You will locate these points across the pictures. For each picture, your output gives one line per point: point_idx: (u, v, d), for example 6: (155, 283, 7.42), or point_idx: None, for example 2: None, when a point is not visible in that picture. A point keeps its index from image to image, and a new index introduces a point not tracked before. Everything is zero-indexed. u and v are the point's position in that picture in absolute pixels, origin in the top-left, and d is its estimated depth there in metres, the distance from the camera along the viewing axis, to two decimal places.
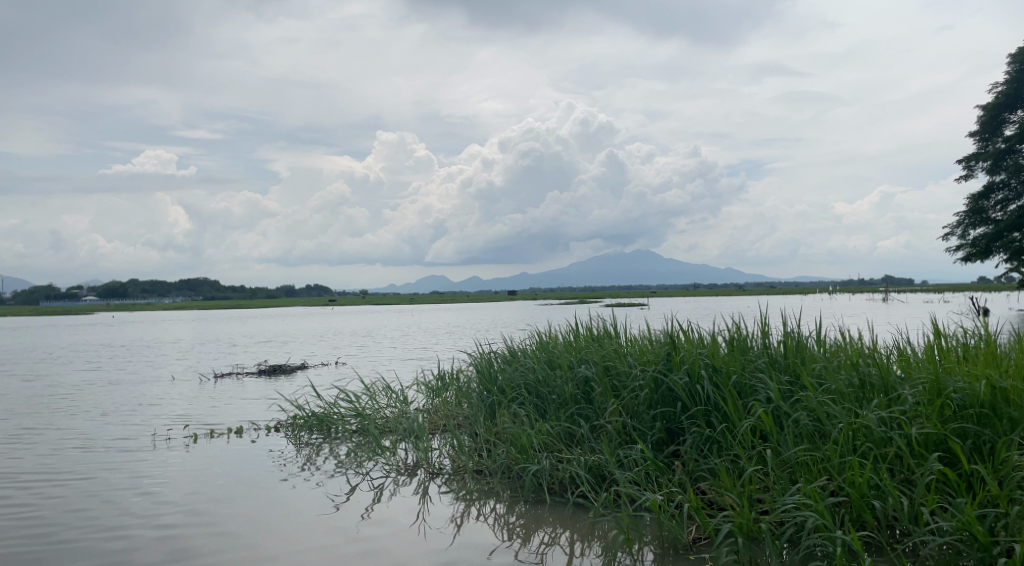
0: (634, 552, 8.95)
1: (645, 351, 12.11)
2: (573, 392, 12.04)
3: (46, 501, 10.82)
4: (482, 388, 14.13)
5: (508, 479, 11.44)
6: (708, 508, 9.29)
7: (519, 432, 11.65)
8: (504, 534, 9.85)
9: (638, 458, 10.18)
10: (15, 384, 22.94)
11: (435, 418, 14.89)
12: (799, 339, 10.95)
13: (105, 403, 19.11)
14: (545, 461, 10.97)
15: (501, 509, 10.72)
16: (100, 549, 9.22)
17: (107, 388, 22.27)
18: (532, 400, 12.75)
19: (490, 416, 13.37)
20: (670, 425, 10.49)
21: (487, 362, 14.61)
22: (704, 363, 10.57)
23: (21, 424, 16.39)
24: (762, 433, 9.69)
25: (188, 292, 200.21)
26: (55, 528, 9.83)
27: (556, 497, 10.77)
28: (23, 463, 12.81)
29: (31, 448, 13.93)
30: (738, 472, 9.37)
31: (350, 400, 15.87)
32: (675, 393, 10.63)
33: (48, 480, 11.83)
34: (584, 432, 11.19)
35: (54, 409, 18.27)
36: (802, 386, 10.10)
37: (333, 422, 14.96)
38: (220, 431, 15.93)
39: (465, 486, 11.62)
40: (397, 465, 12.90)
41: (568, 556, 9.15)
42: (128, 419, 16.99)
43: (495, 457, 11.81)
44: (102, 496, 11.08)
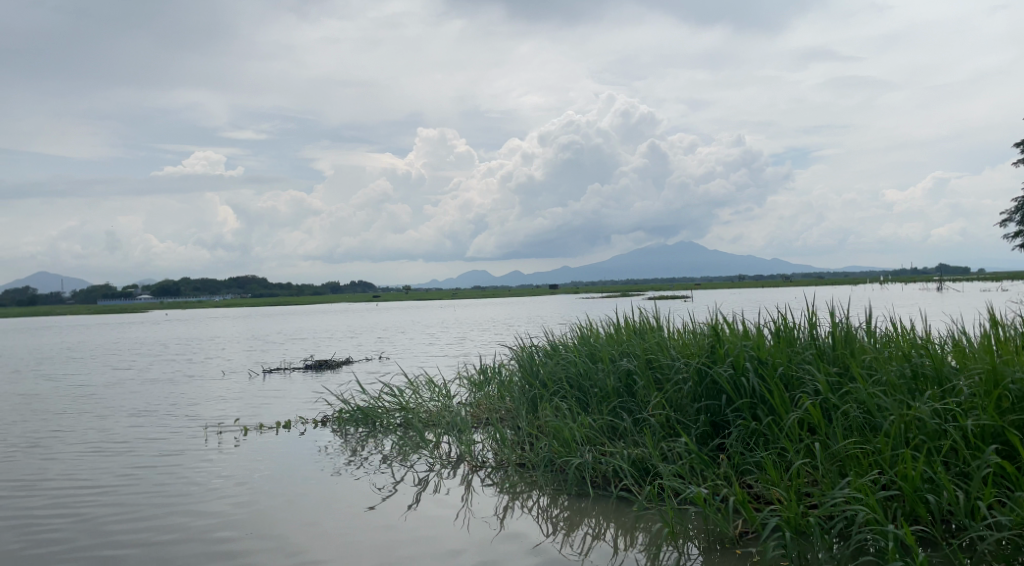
0: (679, 545, 8.86)
1: (689, 343, 11.94)
2: (615, 385, 11.95)
3: (95, 498, 11.02)
4: (525, 381, 14.11)
5: (552, 472, 11.41)
6: (755, 502, 9.17)
7: (560, 425, 11.58)
8: (548, 528, 9.83)
9: (682, 451, 10.07)
10: (70, 383, 23.60)
11: (478, 411, 14.95)
12: (847, 329, 10.68)
13: (157, 401, 19.57)
14: (587, 455, 10.91)
15: (545, 502, 10.69)
16: (146, 545, 9.33)
17: (158, 386, 22.81)
18: (574, 394, 12.69)
19: (532, 409, 13.37)
20: (714, 418, 10.36)
21: (528, 355, 14.58)
22: (749, 355, 10.33)
23: (78, 420, 16.91)
24: (811, 425, 9.49)
25: (236, 289, 203.71)
26: (103, 524, 9.98)
27: (599, 490, 10.73)
28: (78, 459, 13.18)
29: (89, 444, 14.38)
30: (785, 465, 9.20)
31: (394, 393, 16.02)
32: (719, 385, 10.46)
33: (99, 477, 12.04)
34: (627, 425, 11.12)
35: (109, 406, 18.81)
36: (851, 377, 9.86)
37: (378, 415, 15.10)
38: (269, 425, 16.27)
39: (509, 479, 11.63)
40: (441, 458, 12.98)
41: (613, 550, 9.09)
42: (179, 415, 17.43)
43: (538, 450, 11.81)
44: (149, 493, 11.25)
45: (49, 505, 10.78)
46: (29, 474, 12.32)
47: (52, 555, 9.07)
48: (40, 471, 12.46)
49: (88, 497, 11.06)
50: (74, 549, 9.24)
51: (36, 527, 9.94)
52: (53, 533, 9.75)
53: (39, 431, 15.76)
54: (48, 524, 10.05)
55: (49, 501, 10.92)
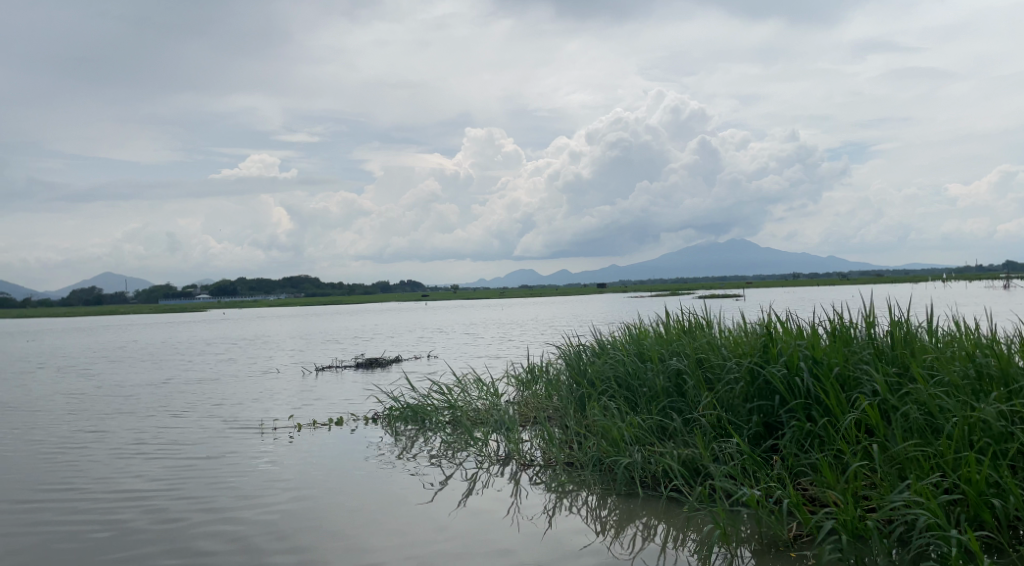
0: (731, 546, 8.73)
1: (741, 343, 11.69)
2: (664, 385, 11.78)
3: (151, 496, 11.18)
4: (573, 380, 14.02)
5: (600, 472, 11.33)
6: (810, 505, 8.98)
7: (608, 425, 11.48)
8: (597, 527, 9.75)
9: (734, 451, 9.91)
10: (131, 382, 24.30)
11: (525, 410, 14.90)
12: (907, 328, 10.34)
13: (213, 399, 20.05)
14: (636, 454, 10.81)
15: (593, 501, 10.63)
16: (201, 542, 9.42)
17: (214, 384, 23.34)
18: (622, 394, 12.57)
19: (580, 408, 13.28)
20: (767, 419, 10.16)
21: (576, 354, 14.47)
22: (804, 354, 10.05)
23: (140, 418, 17.42)
24: (868, 427, 9.24)
25: (290, 290, 207.16)
26: (159, 521, 10.10)
27: (649, 491, 10.62)
28: (139, 456, 13.60)
29: (148, 441, 14.81)
30: (842, 468, 8.97)
31: (443, 391, 16.06)
32: (772, 385, 10.24)
33: (156, 475, 12.26)
34: (677, 425, 10.97)
35: (168, 404, 19.33)
36: (911, 377, 9.56)
37: (427, 413, 15.17)
38: (322, 422, 16.54)
39: (557, 479, 11.58)
40: (489, 456, 13.00)
41: (663, 551, 8.98)
42: (235, 413, 17.82)
43: (586, 449, 11.73)
44: (205, 488, 11.51)
45: (108, 501, 10.97)
46: (90, 471, 12.61)
47: (110, 551, 9.19)
48: (101, 469, 12.75)
49: (145, 494, 11.24)
50: (132, 545, 9.36)
51: (95, 523, 10.11)
52: (112, 528, 9.90)
53: (100, 429, 16.17)
54: (105, 520, 10.20)
55: (108, 497, 11.12)
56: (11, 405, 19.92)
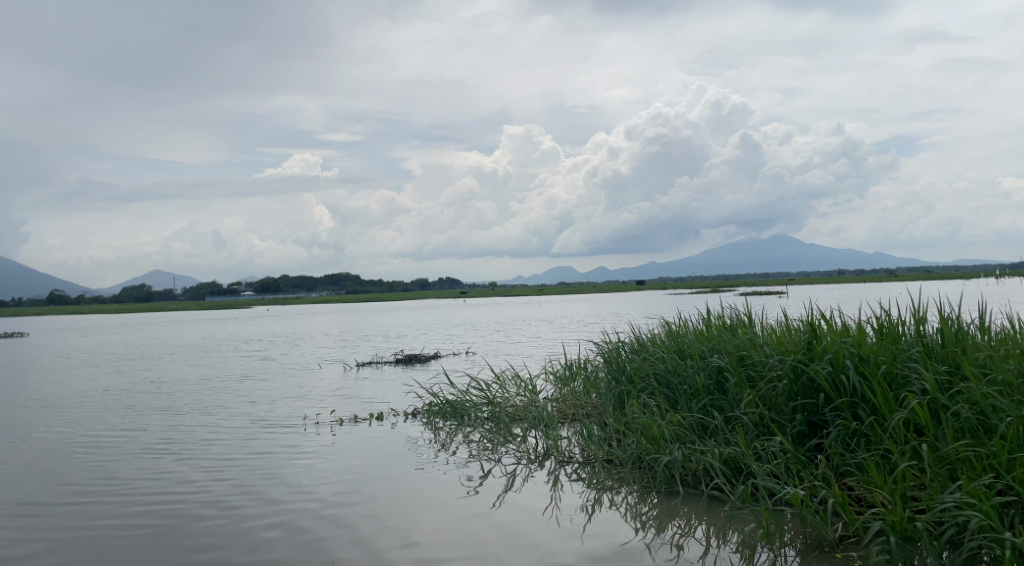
0: (774, 547, 8.60)
1: (784, 339, 11.47)
2: (705, 382, 11.62)
3: (196, 490, 11.31)
4: (611, 377, 13.92)
5: (640, 470, 11.25)
6: (856, 505, 8.81)
7: (648, 422, 11.38)
8: (636, 525, 9.68)
9: (777, 450, 9.76)
10: (177, 378, 24.86)
11: (564, 406, 14.86)
12: (958, 325, 10.04)
13: (257, 395, 20.41)
14: (677, 452, 10.69)
15: (633, 499, 10.56)
16: (246, 537, 9.48)
17: (258, 380, 23.76)
18: (662, 391, 12.44)
19: (619, 406, 13.18)
20: (811, 417, 9.98)
21: (615, 352, 14.37)
22: (849, 352, 9.83)
23: (187, 412, 17.83)
24: (917, 426, 9.02)
25: (331, 286, 209.45)
26: (204, 516, 10.21)
27: (689, 489, 10.52)
28: (186, 449, 13.93)
29: (195, 435, 15.16)
30: (889, 468, 8.78)
31: (481, 387, 16.11)
32: (816, 383, 10.05)
33: (202, 469, 12.49)
34: (718, 423, 10.83)
35: (213, 400, 19.74)
36: (962, 376, 9.30)
37: (466, 409, 15.24)
38: (363, 417, 16.75)
39: (596, 476, 11.53)
40: (528, 452, 13.00)
41: (705, 549, 8.89)
42: (278, 408, 18.15)
43: (625, 447, 11.65)
44: (249, 481, 11.74)
45: (156, 495, 11.13)
46: (139, 465, 12.84)
47: (157, 546, 9.29)
48: (150, 463, 12.97)
49: (191, 490, 11.37)
50: (179, 539, 9.46)
51: (143, 517, 10.23)
52: (159, 523, 10.02)
53: (148, 424, 16.49)
54: (153, 514, 10.34)
55: (155, 492, 11.28)
56: (64, 400, 20.46)
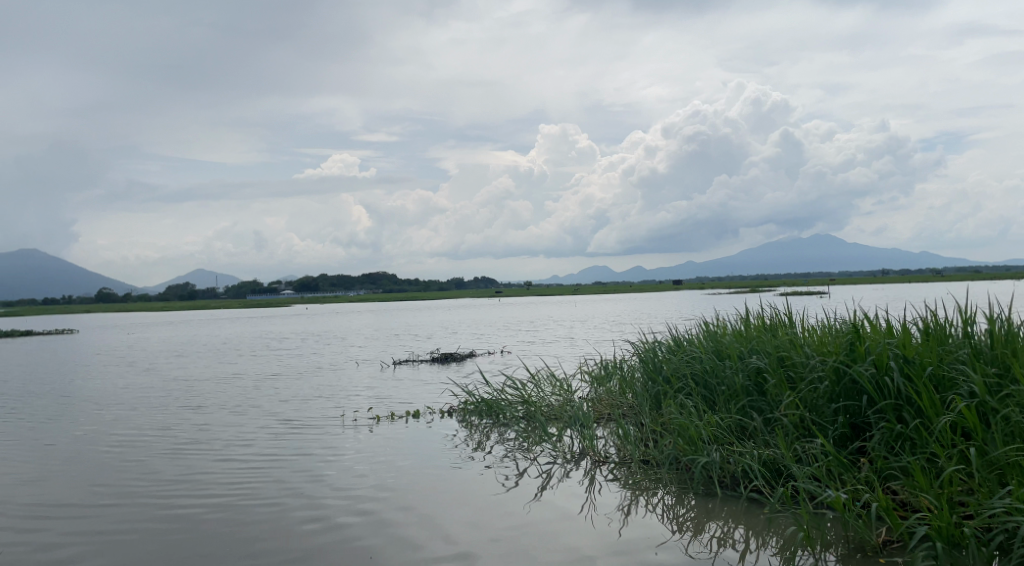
0: (815, 550, 8.46)
1: (826, 340, 11.23)
2: (744, 383, 11.45)
3: (238, 486, 11.42)
4: (648, 377, 13.81)
5: (677, 471, 11.14)
6: (901, 510, 8.64)
7: (685, 423, 11.25)
8: (673, 526, 9.59)
9: (818, 453, 9.59)
10: (217, 375, 25.24)
11: (600, 406, 14.78)
12: (1009, 326, 9.73)
13: (295, 392, 20.66)
14: (715, 454, 10.57)
15: (670, 500, 10.46)
16: (286, 532, 9.52)
17: (297, 378, 24.08)
18: (699, 392, 12.29)
19: (656, 406, 13.05)
20: (854, 420, 9.79)
21: (651, 352, 14.24)
22: (894, 353, 9.61)
23: (228, 410, 18.12)
24: (965, 430, 8.79)
25: (368, 285, 211.22)
26: (245, 509, 10.36)
27: (727, 491, 10.40)
28: (227, 445, 14.16)
29: (236, 431, 15.41)
30: (935, 472, 8.58)
31: (517, 386, 16.11)
32: (859, 385, 9.84)
33: (243, 463, 12.69)
34: (757, 425, 10.67)
35: (253, 397, 20.02)
36: (1013, 378, 9.02)
37: (501, 407, 15.25)
38: (400, 414, 16.87)
39: (633, 476, 11.45)
40: (564, 451, 12.96)
41: (744, 551, 8.79)
42: (317, 406, 18.36)
43: (662, 447, 11.54)
44: (288, 475, 11.90)
45: (200, 491, 11.26)
46: (182, 460, 13.09)
47: (200, 540, 9.37)
48: (192, 458, 13.21)
49: (230, 485, 11.51)
50: (221, 534, 9.54)
51: (186, 512, 10.35)
52: (202, 518, 10.11)
53: (191, 420, 16.80)
54: (196, 509, 10.45)
55: (198, 488, 11.41)
56: (109, 396, 20.91)
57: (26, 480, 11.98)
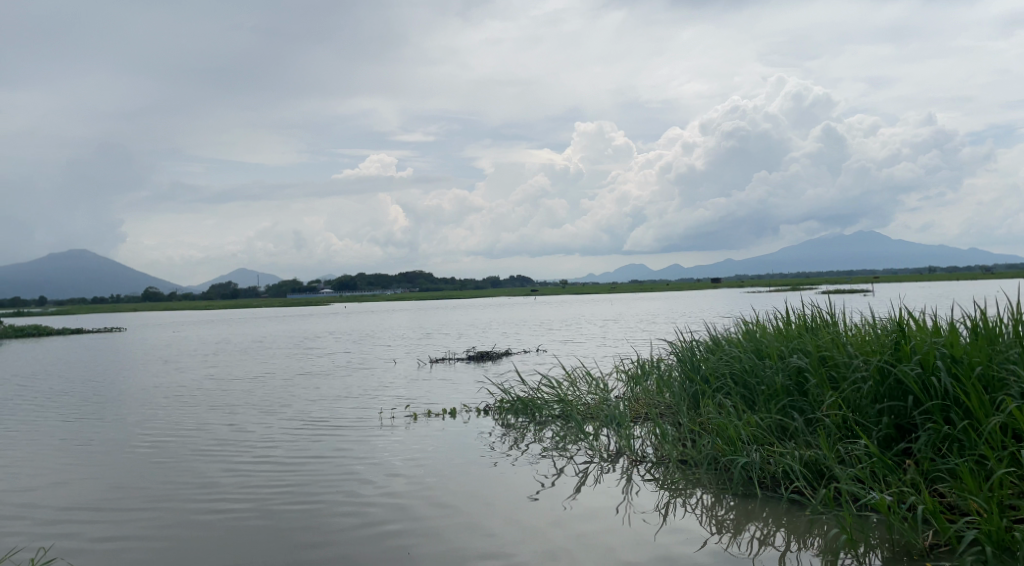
0: (859, 553, 8.30)
1: (869, 340, 10.97)
2: (784, 382, 11.25)
3: (277, 486, 11.49)
4: (685, 377, 13.65)
5: (715, 471, 11.00)
6: (948, 513, 8.43)
7: (724, 423, 11.11)
8: (712, 527, 9.48)
9: (862, 454, 9.39)
10: (257, 374, 25.59)
11: (636, 406, 14.68)
12: None
13: (333, 390, 20.86)
14: (755, 454, 10.42)
15: (708, 501, 10.34)
16: (326, 532, 9.58)
17: (335, 376, 24.33)
18: (738, 391, 12.12)
19: (694, 406, 12.91)
20: (899, 421, 9.57)
21: (689, 351, 14.07)
22: (941, 353, 9.35)
23: (268, 408, 18.36)
24: (1017, 432, 8.53)
25: (405, 285, 212.35)
26: (284, 508, 10.49)
27: (768, 492, 10.24)
28: (267, 443, 14.35)
29: (275, 429, 15.62)
30: (984, 475, 8.36)
31: (553, 384, 16.07)
32: (905, 385, 9.61)
33: (282, 462, 12.85)
34: (798, 425, 10.49)
35: (292, 395, 20.27)
36: None
37: (537, 406, 15.23)
38: (436, 412, 16.96)
39: (671, 475, 11.35)
40: (600, 450, 12.89)
41: (784, 553, 8.65)
42: (354, 404, 18.52)
43: (700, 447, 11.42)
44: (326, 474, 12.02)
45: (240, 491, 11.35)
46: (223, 458, 13.30)
47: (241, 541, 9.43)
48: (233, 456, 13.42)
49: (270, 483, 11.67)
50: (262, 535, 9.58)
51: (227, 510, 10.51)
52: (244, 517, 10.23)
53: (231, 418, 17.04)
54: (236, 507, 10.59)
55: (238, 487, 11.50)
56: (153, 395, 21.32)
57: (71, 479, 12.17)
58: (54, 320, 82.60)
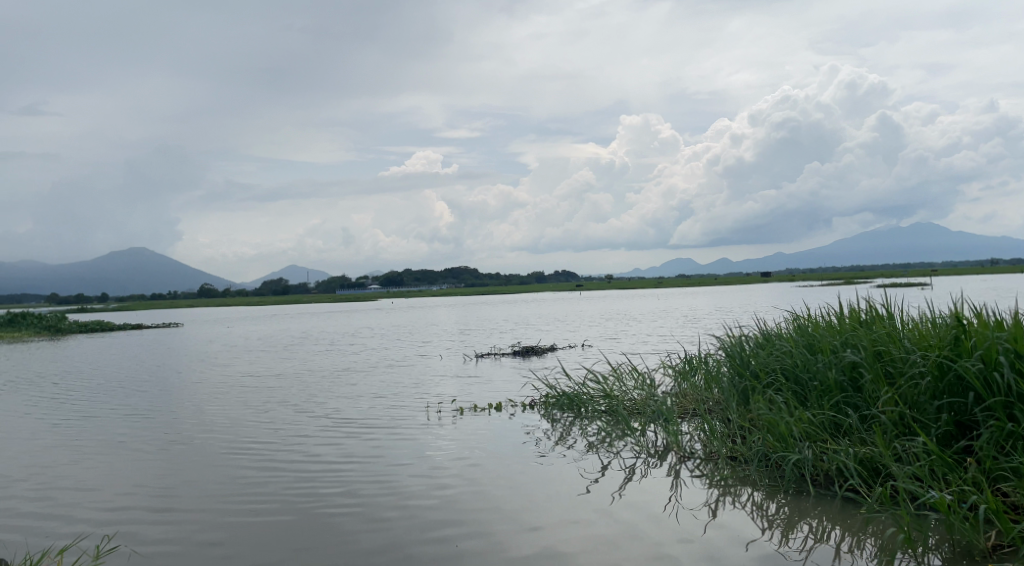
0: (917, 553, 8.07)
1: (928, 334, 10.61)
2: (838, 378, 10.95)
3: (327, 479, 11.62)
4: (734, 372, 13.40)
5: (767, 468, 10.79)
6: (1011, 513, 8.15)
7: (775, 419, 10.87)
8: (763, 524, 9.29)
9: (920, 451, 9.11)
10: (305, 369, 25.91)
11: (684, 402, 14.48)
12: None
13: (380, 386, 21.03)
14: (807, 451, 10.19)
15: (758, 498, 10.14)
16: (376, 524, 9.67)
17: (382, 371, 24.53)
18: (790, 387, 11.85)
19: (744, 401, 12.65)
20: (959, 418, 9.26)
21: (738, 346, 13.80)
22: (1004, 348, 9.02)
23: (317, 402, 18.58)
24: None
25: (451, 281, 212.98)
26: (333, 500, 10.60)
27: (821, 490, 10.01)
28: (316, 437, 14.53)
29: (324, 423, 15.83)
30: None
31: (599, 380, 15.96)
32: (965, 382, 9.29)
33: (331, 456, 13.00)
34: (852, 422, 10.21)
35: (341, 390, 20.51)
36: None
37: (583, 401, 15.15)
38: (482, 407, 16.98)
39: (720, 472, 11.18)
40: (647, 447, 12.75)
41: (838, 551, 8.45)
42: (401, 399, 18.63)
43: (751, 444, 11.21)
44: (374, 468, 12.14)
45: (290, 483, 11.49)
46: (274, 450, 13.51)
47: (291, 533, 9.53)
48: (284, 449, 13.62)
49: (320, 475, 11.81)
50: (313, 526, 9.72)
51: (277, 501, 10.66)
52: (294, 507, 10.39)
53: (280, 413, 17.28)
54: (286, 499, 10.76)
55: (289, 479, 11.65)
56: (205, 390, 21.73)
57: (129, 471, 12.48)
58: (109, 316, 84.75)
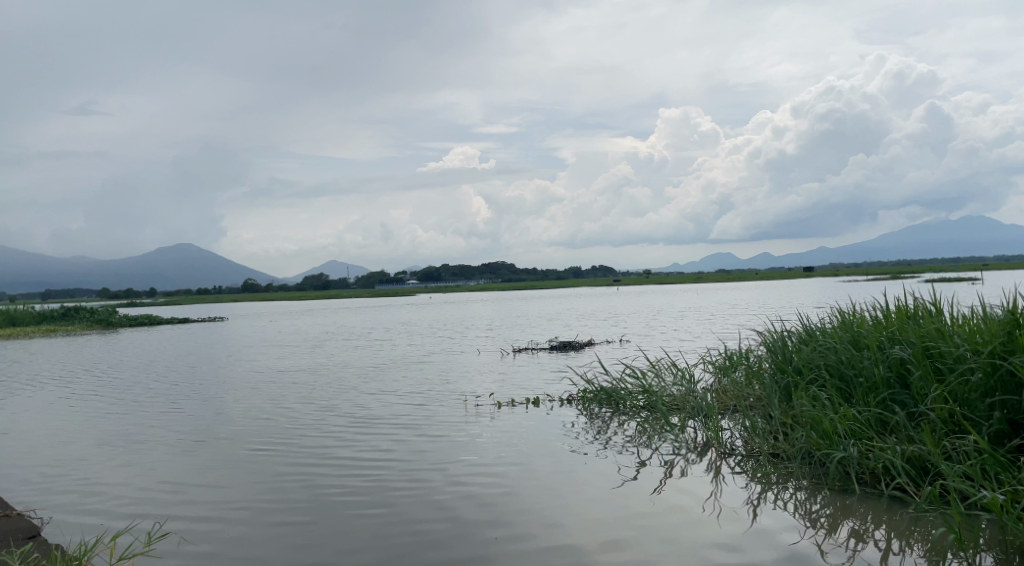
0: (968, 553, 7.88)
1: (979, 329, 10.31)
2: (884, 374, 10.70)
3: (367, 474, 11.74)
4: (777, 368, 13.19)
5: (810, 466, 10.60)
6: None
7: (819, 416, 10.68)
8: (807, 523, 9.15)
9: (970, 450, 8.89)
10: (345, 364, 26.15)
11: (724, 398, 14.32)
12: None
13: (418, 381, 21.15)
14: (853, 449, 9.98)
15: (802, 496, 9.99)
16: (415, 520, 9.77)
17: (420, 366, 24.65)
18: (834, 383, 11.62)
19: (786, 397, 12.45)
20: (1011, 416, 9.01)
21: (781, 341, 13.57)
22: None
23: (357, 397, 18.77)
24: None
25: (488, 276, 213.32)
26: (374, 496, 10.72)
27: (866, 488, 9.82)
28: (356, 432, 14.68)
29: (364, 419, 15.98)
30: None
31: (637, 375, 15.86)
32: (1018, 378, 9.02)
33: (371, 451, 13.13)
34: (899, 419, 9.98)
35: (379, 385, 20.67)
36: None
37: (622, 397, 15.08)
38: (519, 403, 16.99)
39: (762, 470, 11.02)
40: (687, 443, 12.64)
41: (885, 550, 8.28)
42: (438, 394, 18.71)
43: (793, 440, 11.03)
44: (413, 463, 12.23)
45: (331, 478, 11.63)
46: (315, 446, 13.68)
47: (330, 530, 9.62)
48: (324, 444, 13.79)
49: (360, 471, 11.94)
50: (353, 521, 9.84)
51: (318, 497, 10.80)
52: (335, 502, 10.53)
53: (320, 408, 17.46)
54: (329, 494, 10.90)
55: (329, 475, 11.79)
56: (247, 384, 22.06)
57: (175, 466, 12.74)
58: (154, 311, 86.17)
